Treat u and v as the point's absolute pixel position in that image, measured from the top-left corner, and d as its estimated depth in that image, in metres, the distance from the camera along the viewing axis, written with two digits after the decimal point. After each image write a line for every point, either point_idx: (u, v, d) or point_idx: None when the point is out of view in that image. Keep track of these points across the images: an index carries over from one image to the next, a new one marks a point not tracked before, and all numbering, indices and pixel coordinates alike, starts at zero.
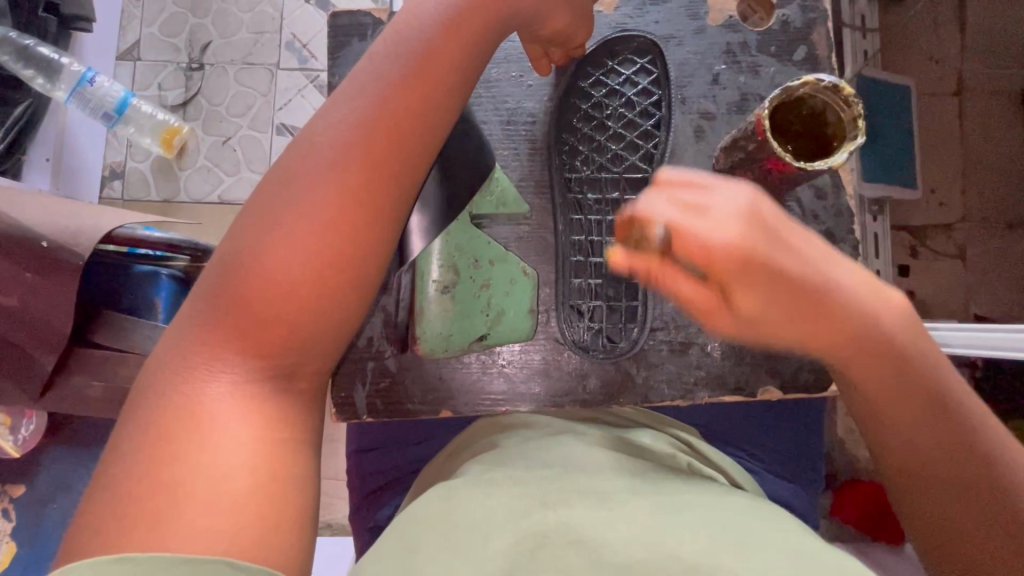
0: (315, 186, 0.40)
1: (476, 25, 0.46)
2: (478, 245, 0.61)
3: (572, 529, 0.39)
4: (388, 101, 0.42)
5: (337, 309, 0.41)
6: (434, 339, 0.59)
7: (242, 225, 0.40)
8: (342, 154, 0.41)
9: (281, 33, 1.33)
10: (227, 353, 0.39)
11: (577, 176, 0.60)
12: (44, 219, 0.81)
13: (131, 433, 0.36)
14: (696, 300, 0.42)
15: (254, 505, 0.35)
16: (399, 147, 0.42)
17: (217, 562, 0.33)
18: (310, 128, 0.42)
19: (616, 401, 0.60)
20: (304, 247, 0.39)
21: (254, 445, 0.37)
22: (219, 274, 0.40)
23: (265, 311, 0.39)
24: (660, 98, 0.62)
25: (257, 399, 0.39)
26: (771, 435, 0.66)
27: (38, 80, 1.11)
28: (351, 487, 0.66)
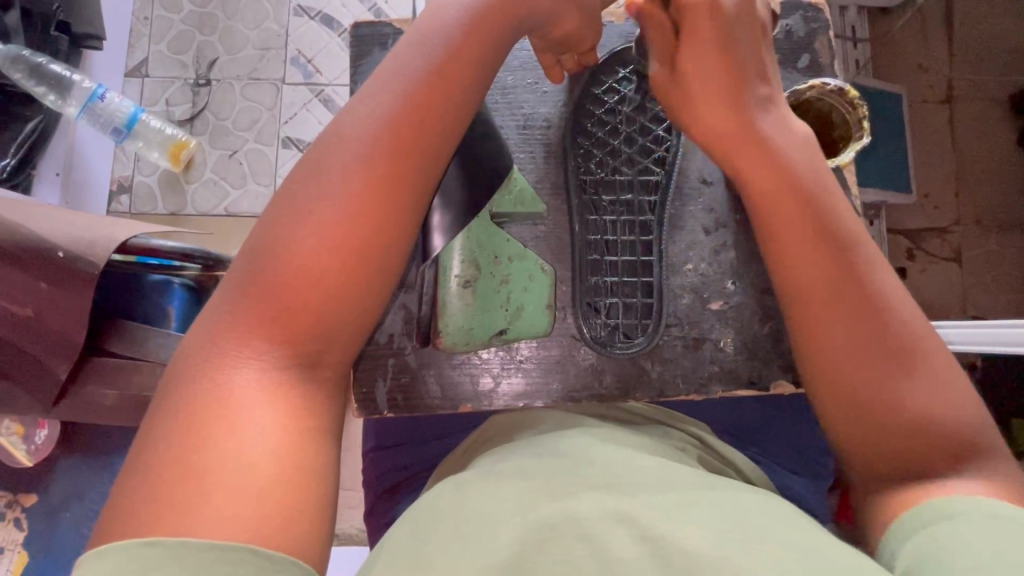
0: (348, 188, 0.42)
1: (489, 33, 0.48)
2: (497, 243, 0.63)
3: (578, 522, 0.40)
4: (415, 106, 0.44)
5: (365, 303, 0.43)
6: (456, 332, 0.61)
7: (274, 221, 0.42)
8: (370, 157, 0.43)
9: (290, 49, 1.37)
10: (257, 340, 0.40)
11: (592, 178, 0.62)
12: (56, 231, 0.82)
13: (164, 418, 0.37)
14: (658, 25, 0.56)
15: (276, 496, 0.36)
16: (421, 152, 0.44)
17: (239, 551, 0.34)
18: (340, 129, 0.44)
19: (631, 395, 0.61)
20: (334, 243, 0.41)
21: (278, 435, 0.38)
22: (252, 267, 0.41)
23: (295, 301, 0.40)
24: None
25: (282, 390, 0.39)
26: (786, 432, 0.66)
27: (49, 97, 1.13)
28: (368, 484, 0.66)
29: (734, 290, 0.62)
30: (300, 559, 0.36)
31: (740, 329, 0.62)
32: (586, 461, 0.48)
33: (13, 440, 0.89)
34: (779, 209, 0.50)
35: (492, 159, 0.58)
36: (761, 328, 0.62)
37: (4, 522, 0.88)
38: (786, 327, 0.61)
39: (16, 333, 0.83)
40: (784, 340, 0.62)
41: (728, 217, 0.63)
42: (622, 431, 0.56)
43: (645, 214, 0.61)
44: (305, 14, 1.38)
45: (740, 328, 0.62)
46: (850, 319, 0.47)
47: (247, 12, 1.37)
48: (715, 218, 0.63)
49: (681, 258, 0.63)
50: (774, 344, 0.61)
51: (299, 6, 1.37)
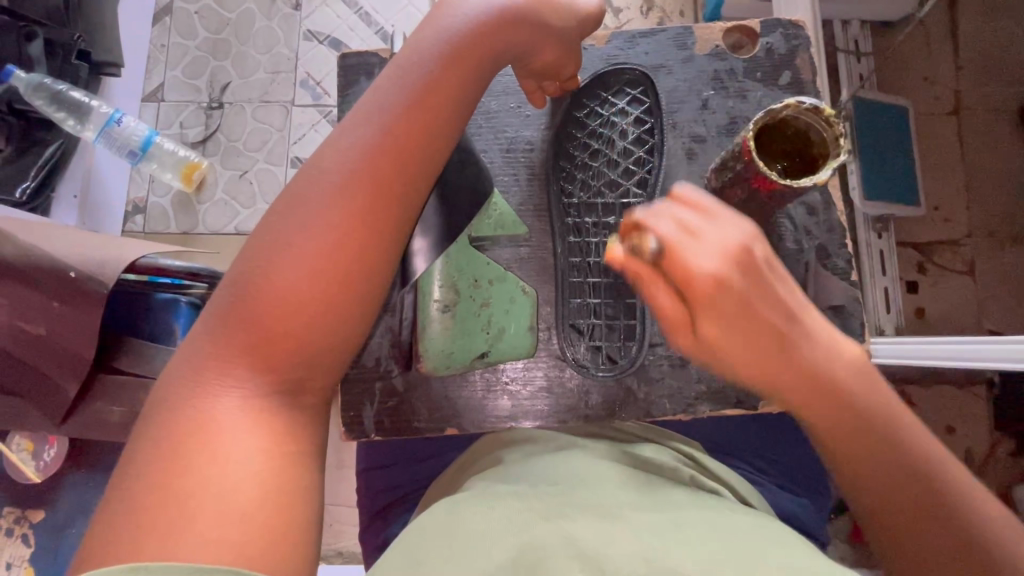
0: (327, 217, 0.42)
1: (471, 62, 0.49)
2: (477, 267, 0.63)
3: (574, 544, 0.39)
4: (395, 134, 0.46)
5: (346, 329, 0.44)
6: (435, 355, 0.61)
7: (257, 248, 0.43)
8: (350, 184, 0.43)
9: (299, 72, 1.41)
10: (240, 367, 0.41)
11: (573, 202, 0.62)
12: (70, 250, 0.85)
13: (147, 444, 0.38)
14: (671, 316, 0.42)
15: (261, 518, 0.37)
16: (395, 178, 0.45)
17: (223, 574, 0.34)
18: (323, 157, 0.45)
19: (619, 416, 0.60)
20: (310, 279, 0.42)
21: (262, 460, 0.39)
22: (234, 296, 0.42)
23: (275, 327, 0.41)
24: (652, 126, 0.64)
25: (264, 416, 0.40)
26: (777, 449, 0.64)
27: (68, 122, 1.18)
28: (362, 506, 0.65)
29: None
30: None
31: None
32: (581, 481, 0.48)
33: (23, 456, 0.92)
34: (805, 365, 0.43)
35: (470, 181, 0.59)
36: None
37: (12, 538, 0.90)
38: None
39: (27, 351, 0.86)
40: None
41: None
42: (615, 451, 0.56)
43: None
44: (315, 39, 1.42)
45: None
46: (890, 485, 0.43)
47: (258, 37, 1.42)
48: None
49: None
50: None
51: (309, 30, 1.42)
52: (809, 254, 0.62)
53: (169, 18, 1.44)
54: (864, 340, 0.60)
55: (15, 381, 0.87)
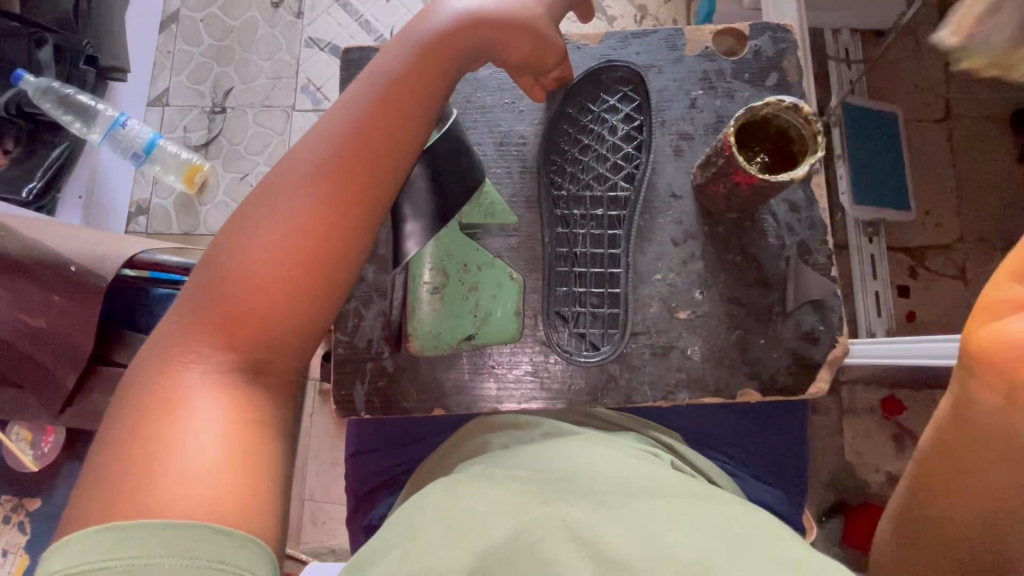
0: (299, 205, 0.45)
1: (439, 59, 0.50)
2: (467, 251, 0.63)
3: (574, 527, 0.41)
4: (363, 127, 0.47)
5: (314, 311, 0.45)
6: (424, 336, 0.61)
7: (231, 234, 0.45)
8: (321, 174, 0.46)
9: (300, 78, 1.45)
10: (207, 344, 0.42)
11: (563, 193, 0.63)
12: (74, 246, 0.88)
13: (120, 415, 0.40)
14: None
15: (230, 477, 0.39)
16: (369, 168, 0.47)
17: (199, 528, 0.37)
18: (299, 150, 0.47)
19: (601, 402, 0.61)
20: (281, 257, 0.43)
21: (229, 426, 0.40)
22: (205, 279, 0.44)
23: (242, 307, 0.43)
24: (642, 123, 0.65)
25: (231, 388, 0.42)
26: (757, 437, 0.65)
27: (75, 125, 1.21)
28: (348, 488, 0.66)
29: (701, 299, 0.62)
30: (253, 538, 0.38)
31: (708, 337, 0.62)
32: (581, 467, 0.49)
33: (22, 446, 0.94)
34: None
35: (465, 169, 0.58)
36: (728, 336, 0.61)
37: (9, 526, 0.92)
38: (753, 336, 0.61)
39: (29, 343, 0.88)
40: (752, 349, 0.61)
41: (696, 228, 0.63)
42: (601, 436, 0.57)
43: (614, 228, 0.63)
44: (315, 46, 1.46)
45: (707, 337, 0.62)
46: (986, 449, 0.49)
47: (263, 44, 1.46)
48: (683, 230, 0.63)
49: (650, 268, 0.63)
50: (741, 352, 0.61)
51: (309, 38, 1.46)
52: (790, 248, 0.63)
53: (175, 27, 1.48)
54: (840, 335, 0.61)
55: (16, 372, 0.90)
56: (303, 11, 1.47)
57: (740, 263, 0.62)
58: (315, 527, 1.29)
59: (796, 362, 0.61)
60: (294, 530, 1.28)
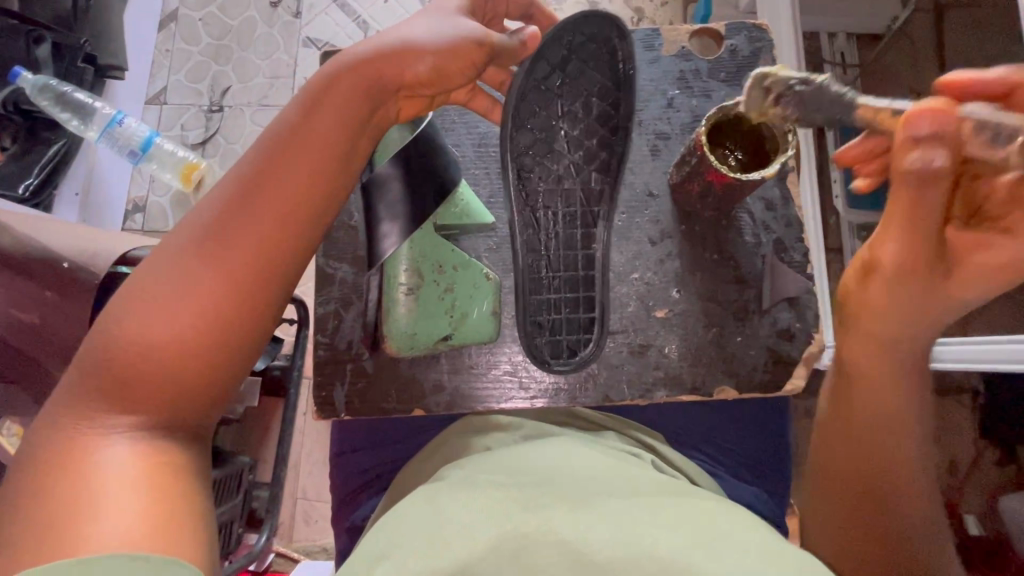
0: (194, 263, 0.39)
1: (338, 94, 0.44)
2: (441, 253, 0.60)
3: (552, 529, 0.41)
4: (254, 173, 0.41)
5: (242, 340, 0.41)
6: (400, 337, 0.59)
7: (120, 302, 0.40)
8: (217, 225, 0.40)
9: (297, 77, 1.45)
10: (104, 404, 0.38)
11: (535, 186, 0.58)
12: (66, 244, 0.88)
13: (18, 483, 0.37)
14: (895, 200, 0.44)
15: (149, 505, 0.36)
16: (279, 208, 0.41)
17: (115, 557, 0.33)
18: (193, 209, 0.42)
19: (578, 399, 0.61)
20: (192, 295, 0.39)
21: (146, 463, 0.38)
22: (90, 357, 0.39)
23: (148, 358, 0.38)
24: (620, 100, 0.59)
25: (138, 430, 0.39)
26: (736, 439, 0.65)
27: (72, 123, 1.21)
28: (333, 490, 0.66)
29: (678, 298, 0.62)
30: (181, 561, 0.34)
31: (685, 336, 0.61)
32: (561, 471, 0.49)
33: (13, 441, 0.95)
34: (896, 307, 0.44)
35: (437, 171, 0.57)
36: (705, 335, 0.61)
37: None
38: (730, 334, 0.61)
39: (20, 338, 0.89)
40: (729, 347, 0.61)
41: (672, 227, 0.63)
42: (580, 441, 0.56)
43: (590, 227, 0.58)
44: (313, 45, 1.46)
45: (685, 336, 0.61)
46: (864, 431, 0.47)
47: (259, 43, 1.47)
48: (660, 229, 0.64)
49: (627, 268, 0.63)
50: (718, 350, 0.61)
51: (308, 37, 1.46)
52: (766, 247, 0.63)
53: (173, 25, 1.49)
54: (816, 333, 0.61)
55: (7, 369, 0.90)
56: (301, 10, 1.47)
57: (716, 261, 0.62)
58: (307, 526, 1.29)
59: (771, 359, 0.61)
60: (287, 529, 1.29)
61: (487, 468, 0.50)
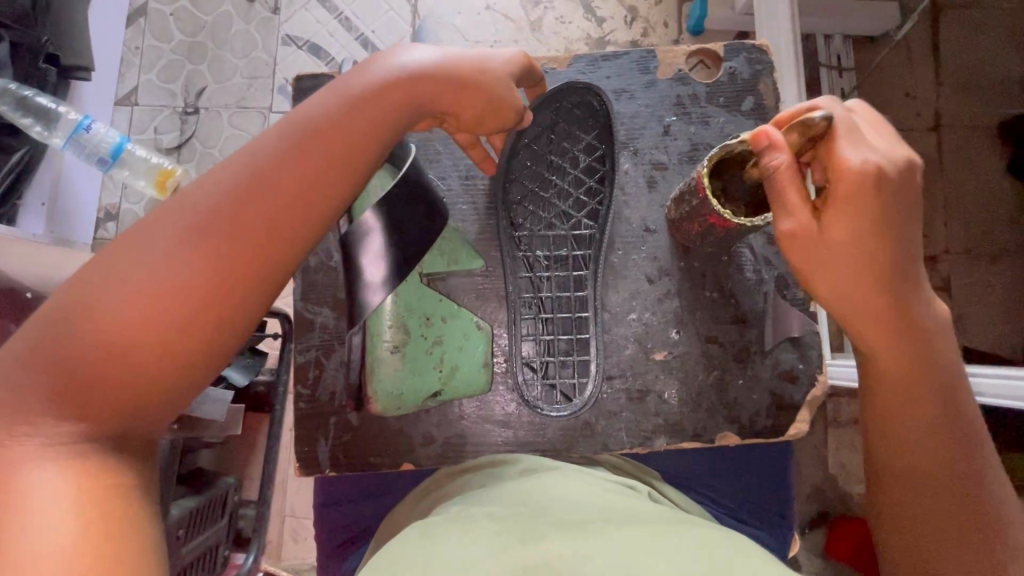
0: (171, 257, 0.35)
1: (380, 113, 0.42)
2: (429, 302, 0.56)
3: (552, 560, 0.37)
4: (266, 175, 0.37)
5: (196, 367, 0.36)
6: (387, 398, 0.53)
7: (81, 280, 0.35)
8: (210, 223, 0.36)
9: (277, 77, 1.38)
10: (46, 414, 0.33)
11: (525, 233, 0.59)
12: (29, 268, 0.82)
13: None
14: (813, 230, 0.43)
15: (86, 549, 0.30)
16: (276, 223, 0.37)
17: None
18: (186, 188, 0.37)
19: (575, 449, 0.58)
20: (152, 306, 0.34)
21: (76, 494, 0.32)
22: (38, 337, 0.34)
23: (102, 373, 0.33)
24: (605, 153, 0.60)
25: (78, 453, 0.33)
26: (736, 480, 0.62)
27: (35, 129, 1.10)
28: (317, 541, 0.62)
29: (678, 340, 0.59)
30: None
31: (685, 381, 0.59)
32: (555, 501, 0.47)
33: None
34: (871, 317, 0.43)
35: (424, 212, 0.54)
36: (705, 378, 0.59)
37: None
38: (731, 377, 0.59)
39: None
40: (730, 391, 0.59)
41: (671, 265, 0.60)
42: (575, 472, 0.54)
43: (580, 269, 0.59)
44: (293, 44, 1.39)
45: (685, 380, 0.59)
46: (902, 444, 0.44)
47: (234, 41, 1.39)
48: (658, 266, 0.61)
49: (623, 308, 0.60)
50: (719, 395, 0.59)
51: (286, 35, 1.39)
52: (768, 284, 0.60)
53: (143, 21, 1.41)
54: (818, 375, 0.59)
55: None
56: (279, 6, 1.40)
57: (716, 301, 0.60)
58: (296, 543, 1.25)
59: (774, 404, 0.59)
60: (275, 546, 1.25)
61: (478, 501, 0.47)
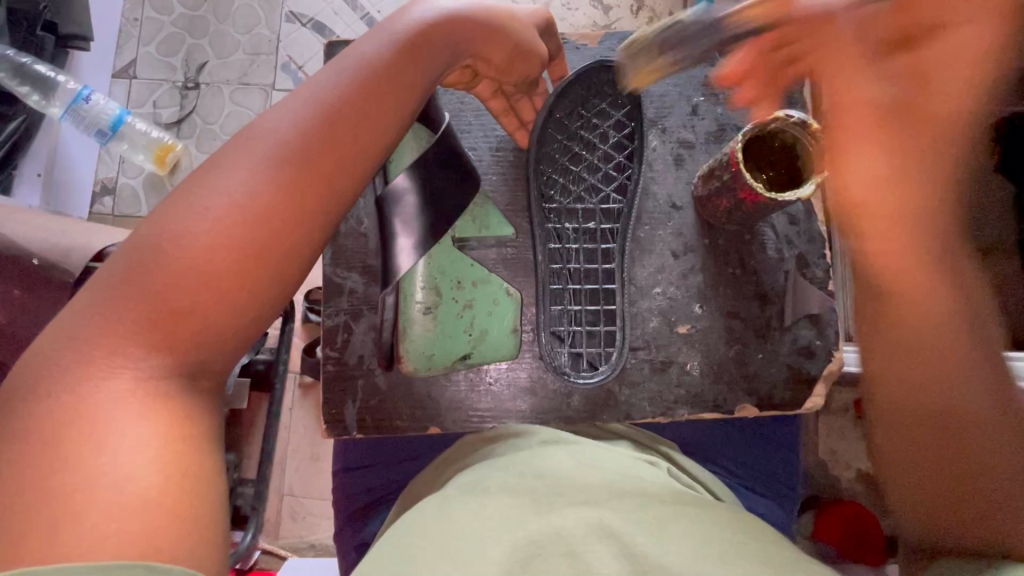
0: (248, 188, 0.37)
1: (422, 53, 0.45)
2: (461, 267, 0.59)
3: (565, 540, 0.37)
4: (332, 110, 0.40)
5: (261, 298, 0.37)
6: (417, 357, 0.57)
7: (163, 213, 0.36)
8: (284, 159, 0.38)
9: (281, 55, 1.35)
10: (135, 344, 0.34)
11: (554, 206, 0.60)
12: (32, 236, 0.77)
13: (13, 445, 0.31)
14: None
15: (166, 502, 0.31)
16: (339, 154, 0.40)
17: (129, 569, 0.29)
18: (256, 126, 0.40)
19: (599, 418, 0.60)
20: (228, 233, 0.36)
21: (159, 442, 0.33)
22: (127, 266, 0.35)
23: (179, 298, 0.35)
24: (633, 130, 0.62)
25: (160, 400, 0.34)
26: (751, 451, 0.64)
27: (32, 97, 1.08)
28: (336, 505, 0.63)
29: (700, 313, 0.61)
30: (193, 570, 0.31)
31: (707, 352, 0.60)
32: (581, 473, 0.46)
33: None
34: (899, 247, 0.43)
35: (455, 182, 0.55)
36: (727, 351, 0.60)
37: None
38: (752, 350, 0.60)
39: None
40: (751, 363, 0.60)
41: (695, 240, 0.62)
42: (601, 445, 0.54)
43: (608, 242, 0.60)
44: (298, 21, 1.36)
45: (707, 351, 0.60)
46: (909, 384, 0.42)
47: (237, 16, 1.36)
48: (683, 242, 0.62)
49: (649, 281, 0.61)
50: (739, 367, 0.60)
51: (291, 12, 1.37)
52: (788, 262, 0.62)
53: None
54: (835, 350, 0.61)
55: None
56: None
57: (739, 276, 0.61)
58: (295, 522, 1.23)
59: (792, 377, 0.61)
60: (272, 525, 1.23)
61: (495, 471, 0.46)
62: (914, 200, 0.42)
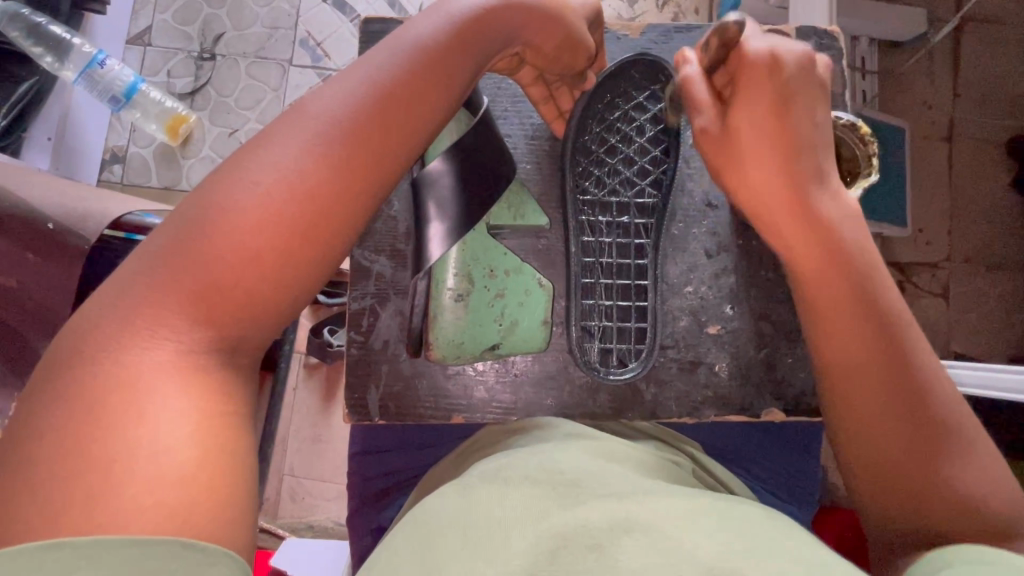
0: (298, 164, 0.35)
1: (471, 40, 0.43)
2: (494, 256, 0.59)
3: (589, 532, 0.34)
4: (382, 91, 0.39)
5: (303, 274, 0.36)
6: (446, 345, 0.58)
7: (212, 185, 0.35)
8: (332, 138, 0.37)
9: (299, 30, 1.32)
10: (178, 317, 0.33)
11: (589, 198, 0.59)
12: (43, 198, 0.75)
13: (49, 410, 0.30)
14: None
15: (204, 479, 0.30)
16: (389, 131, 0.39)
17: (166, 544, 0.28)
18: (304, 103, 0.38)
19: (624, 415, 0.59)
20: (276, 208, 0.34)
21: (199, 417, 0.31)
22: (174, 237, 0.34)
23: (225, 270, 0.34)
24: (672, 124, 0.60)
25: (201, 375, 0.33)
26: (771, 456, 0.64)
27: (46, 59, 1.04)
28: (352, 488, 0.63)
29: (731, 315, 0.60)
30: (226, 550, 0.30)
31: (735, 354, 0.60)
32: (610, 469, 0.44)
33: None
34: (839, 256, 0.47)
35: (493, 168, 0.53)
36: (756, 354, 0.60)
37: None
38: (781, 354, 0.60)
39: None
40: (778, 368, 0.60)
41: (729, 240, 0.61)
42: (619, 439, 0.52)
43: (641, 237, 0.59)
44: None
45: (735, 353, 0.60)
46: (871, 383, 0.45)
47: None
48: (717, 241, 0.61)
49: (681, 279, 0.61)
50: (767, 370, 0.60)
51: None
52: None
53: None
54: None
55: None
56: None
57: (772, 279, 0.60)
58: (293, 503, 1.22)
59: None
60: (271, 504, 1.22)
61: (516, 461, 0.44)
62: (791, 215, 0.49)
